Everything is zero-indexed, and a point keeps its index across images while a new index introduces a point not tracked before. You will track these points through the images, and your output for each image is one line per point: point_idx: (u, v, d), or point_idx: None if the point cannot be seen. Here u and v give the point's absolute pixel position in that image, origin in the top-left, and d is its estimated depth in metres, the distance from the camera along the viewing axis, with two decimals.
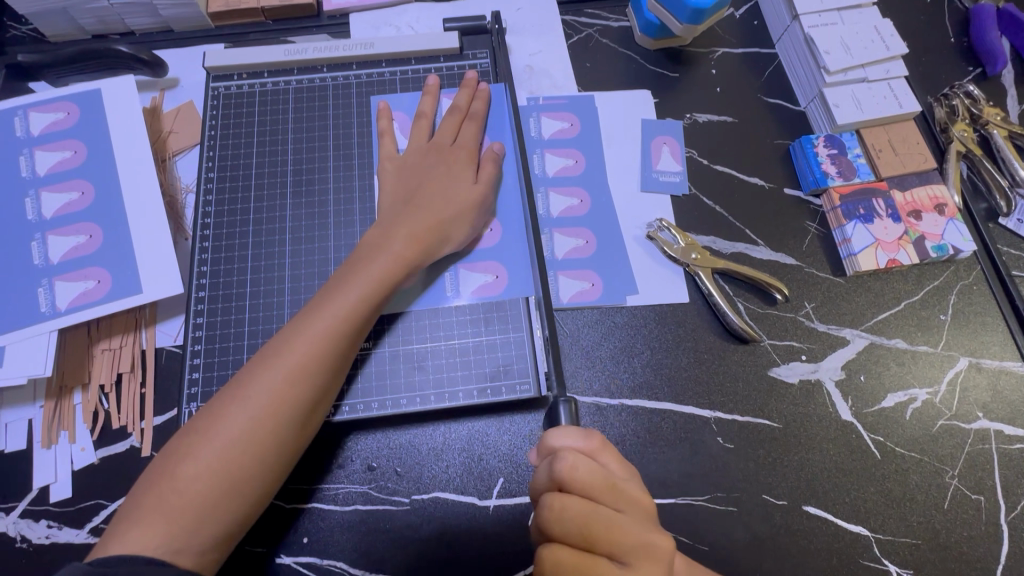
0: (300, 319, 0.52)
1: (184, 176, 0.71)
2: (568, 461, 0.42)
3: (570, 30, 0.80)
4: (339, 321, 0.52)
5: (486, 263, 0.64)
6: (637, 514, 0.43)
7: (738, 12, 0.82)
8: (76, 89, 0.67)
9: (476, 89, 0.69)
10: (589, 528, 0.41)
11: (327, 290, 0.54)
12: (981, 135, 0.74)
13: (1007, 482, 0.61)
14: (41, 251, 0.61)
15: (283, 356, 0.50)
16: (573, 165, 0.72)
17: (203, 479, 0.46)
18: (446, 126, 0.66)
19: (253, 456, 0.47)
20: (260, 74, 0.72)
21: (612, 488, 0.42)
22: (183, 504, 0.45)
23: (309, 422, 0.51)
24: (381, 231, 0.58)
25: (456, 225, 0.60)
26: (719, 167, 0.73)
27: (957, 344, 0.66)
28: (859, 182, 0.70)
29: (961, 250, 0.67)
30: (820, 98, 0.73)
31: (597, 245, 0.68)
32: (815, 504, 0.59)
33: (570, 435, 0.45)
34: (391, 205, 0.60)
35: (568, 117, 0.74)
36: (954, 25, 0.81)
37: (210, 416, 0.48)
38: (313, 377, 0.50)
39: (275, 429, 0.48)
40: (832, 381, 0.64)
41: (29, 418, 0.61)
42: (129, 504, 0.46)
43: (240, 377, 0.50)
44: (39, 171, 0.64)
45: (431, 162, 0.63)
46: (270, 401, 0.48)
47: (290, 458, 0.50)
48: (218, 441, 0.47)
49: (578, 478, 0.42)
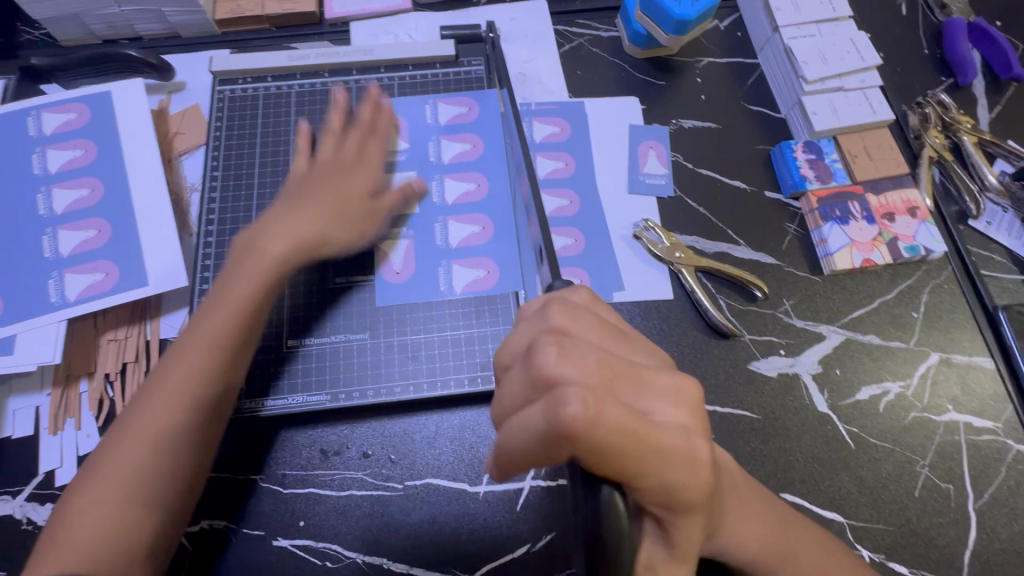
0: (178, 344, 0.54)
1: (190, 175, 0.74)
2: (561, 307, 0.37)
3: (562, 39, 0.84)
4: (212, 335, 0.54)
5: (480, 258, 0.66)
6: (652, 364, 0.37)
7: (722, 23, 0.86)
8: (87, 90, 0.70)
9: (381, 102, 0.70)
10: (605, 365, 0.33)
11: (201, 312, 0.56)
12: (953, 142, 0.78)
13: (975, 472, 0.63)
14: (52, 244, 0.64)
15: (163, 383, 0.52)
16: (563, 168, 0.75)
17: (96, 517, 0.48)
18: (344, 142, 0.66)
19: (148, 482, 0.50)
20: (264, 79, 0.75)
21: (619, 337, 0.37)
22: (80, 541, 0.47)
23: (203, 436, 0.53)
24: (253, 237, 0.59)
25: (337, 229, 0.60)
26: (702, 170, 0.77)
27: (929, 340, 0.69)
28: (836, 186, 0.73)
29: (932, 250, 0.71)
30: (799, 106, 0.77)
31: (585, 243, 0.71)
32: (792, 492, 0.62)
33: (556, 295, 0.41)
34: (279, 211, 0.61)
35: (558, 122, 0.78)
36: (928, 37, 0.85)
37: (102, 453, 0.51)
38: (196, 396, 0.52)
39: (164, 452, 0.50)
40: (809, 374, 0.67)
41: (36, 406, 0.63)
42: (41, 548, 0.49)
43: (128, 409, 0.53)
44: (51, 169, 0.67)
45: (328, 175, 0.63)
46: (155, 428, 0.51)
47: (189, 476, 0.52)
48: (112, 476, 0.49)
49: (580, 325, 0.37)
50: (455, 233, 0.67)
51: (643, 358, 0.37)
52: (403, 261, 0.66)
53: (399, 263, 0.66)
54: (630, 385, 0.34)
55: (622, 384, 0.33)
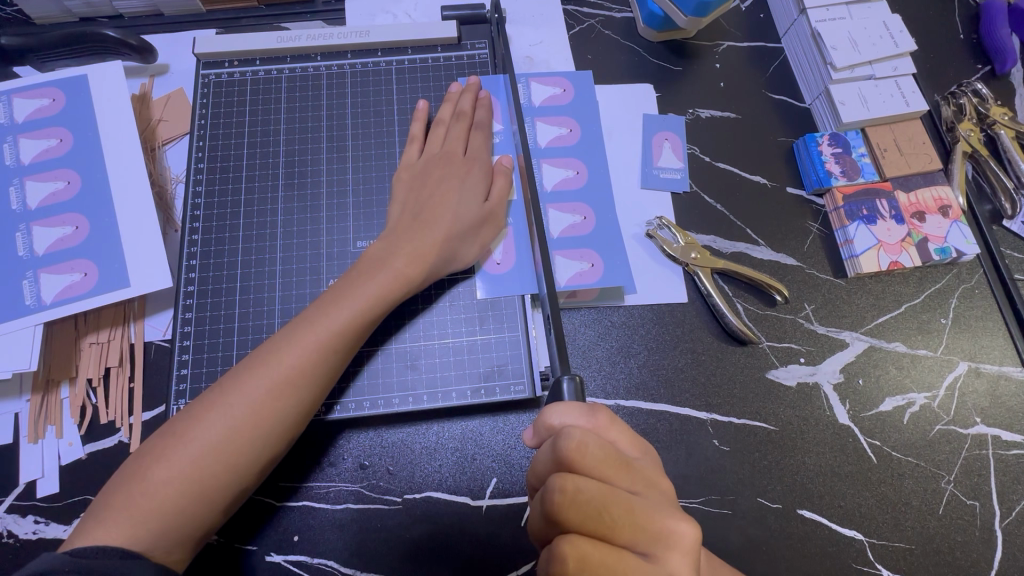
0: (292, 329, 0.50)
1: (174, 166, 0.70)
2: (577, 438, 0.38)
3: (572, 21, 0.78)
4: (337, 333, 0.50)
5: (585, 250, 0.64)
6: (653, 495, 0.39)
7: (744, 4, 0.80)
8: (62, 74, 0.65)
9: (479, 94, 0.67)
10: (608, 511, 0.36)
11: (322, 302, 0.52)
12: (988, 135, 0.73)
13: (1003, 488, 0.60)
14: (27, 242, 0.60)
15: (269, 366, 0.48)
16: (568, 135, 0.70)
17: (173, 485, 0.44)
18: (453, 134, 0.63)
19: (228, 463, 0.46)
20: (252, 62, 0.70)
21: (623, 466, 0.39)
22: (151, 506, 0.43)
23: (288, 433, 0.49)
24: (384, 245, 0.56)
25: (464, 243, 0.59)
26: (721, 164, 0.72)
27: (957, 348, 0.65)
28: (863, 182, 0.69)
29: (964, 253, 0.67)
30: (825, 95, 0.72)
31: (596, 221, 0.66)
32: (810, 508, 0.59)
33: (574, 413, 0.41)
34: (398, 216, 0.59)
35: (561, 84, 0.72)
36: (964, 21, 0.80)
37: (189, 419, 0.47)
38: (298, 394, 0.49)
39: (253, 440, 0.47)
40: (830, 384, 0.63)
41: (14, 413, 0.59)
42: (101, 499, 0.44)
43: (224, 383, 0.48)
44: (24, 160, 0.62)
45: (443, 173, 0.61)
46: (250, 411, 0.47)
47: (261, 467, 0.48)
48: (195, 446, 0.45)
49: (590, 457, 0.38)
50: (557, 221, 0.65)
51: (644, 490, 0.39)
52: (503, 250, 0.62)
53: (500, 252, 0.62)
54: (631, 529, 0.36)
55: (623, 528, 0.36)
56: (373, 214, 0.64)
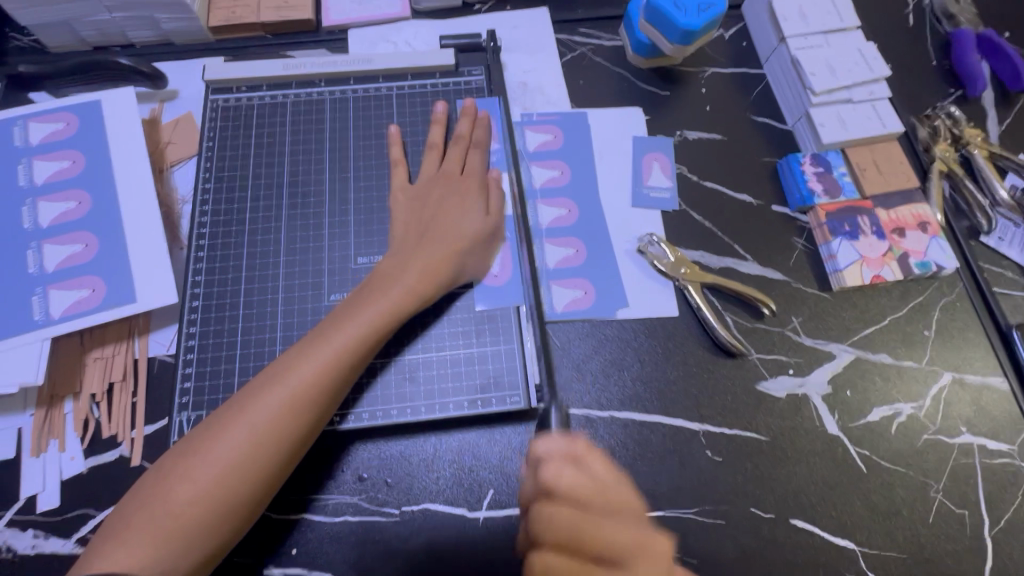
0: (307, 345, 0.52)
1: (181, 187, 0.72)
2: (551, 466, 0.49)
3: (564, 48, 0.82)
4: (351, 348, 0.52)
5: (577, 279, 0.68)
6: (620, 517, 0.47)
7: (727, 33, 0.84)
8: (76, 99, 0.68)
9: (476, 116, 0.70)
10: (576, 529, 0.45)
11: (335, 318, 0.54)
12: (963, 155, 0.76)
13: (991, 496, 0.62)
14: (37, 259, 0.62)
15: (285, 382, 0.50)
16: (559, 177, 0.73)
17: (198, 504, 0.45)
18: (452, 155, 0.67)
19: (249, 479, 0.47)
20: (259, 87, 0.73)
21: (601, 491, 0.48)
22: (175, 526, 0.45)
23: (304, 446, 0.50)
24: (394, 262, 0.58)
25: (470, 259, 0.62)
26: (708, 182, 0.75)
27: (940, 359, 0.67)
28: (844, 200, 0.72)
29: (943, 267, 0.69)
30: (806, 118, 0.75)
31: (586, 253, 0.69)
32: (802, 518, 0.60)
33: (556, 442, 0.52)
34: (404, 234, 0.61)
35: (552, 130, 0.75)
36: (936, 48, 0.84)
37: (208, 436, 0.48)
38: (315, 408, 0.50)
39: (271, 454, 0.48)
40: (818, 395, 0.65)
41: (17, 427, 0.60)
42: (121, 519, 0.45)
43: (240, 400, 0.49)
44: (37, 180, 0.65)
45: (443, 192, 0.64)
46: (269, 428, 0.48)
47: (279, 481, 0.49)
48: (216, 464, 0.47)
49: (564, 480, 0.48)
50: (552, 255, 0.69)
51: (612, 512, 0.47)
52: (500, 263, 0.65)
53: (498, 266, 0.65)
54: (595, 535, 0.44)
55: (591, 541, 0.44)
56: (374, 232, 0.66)
